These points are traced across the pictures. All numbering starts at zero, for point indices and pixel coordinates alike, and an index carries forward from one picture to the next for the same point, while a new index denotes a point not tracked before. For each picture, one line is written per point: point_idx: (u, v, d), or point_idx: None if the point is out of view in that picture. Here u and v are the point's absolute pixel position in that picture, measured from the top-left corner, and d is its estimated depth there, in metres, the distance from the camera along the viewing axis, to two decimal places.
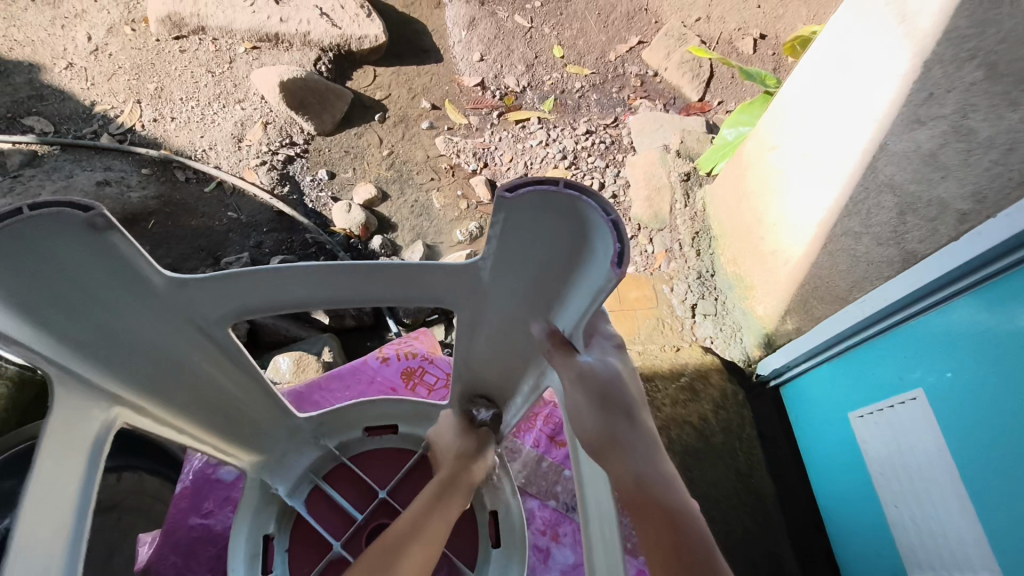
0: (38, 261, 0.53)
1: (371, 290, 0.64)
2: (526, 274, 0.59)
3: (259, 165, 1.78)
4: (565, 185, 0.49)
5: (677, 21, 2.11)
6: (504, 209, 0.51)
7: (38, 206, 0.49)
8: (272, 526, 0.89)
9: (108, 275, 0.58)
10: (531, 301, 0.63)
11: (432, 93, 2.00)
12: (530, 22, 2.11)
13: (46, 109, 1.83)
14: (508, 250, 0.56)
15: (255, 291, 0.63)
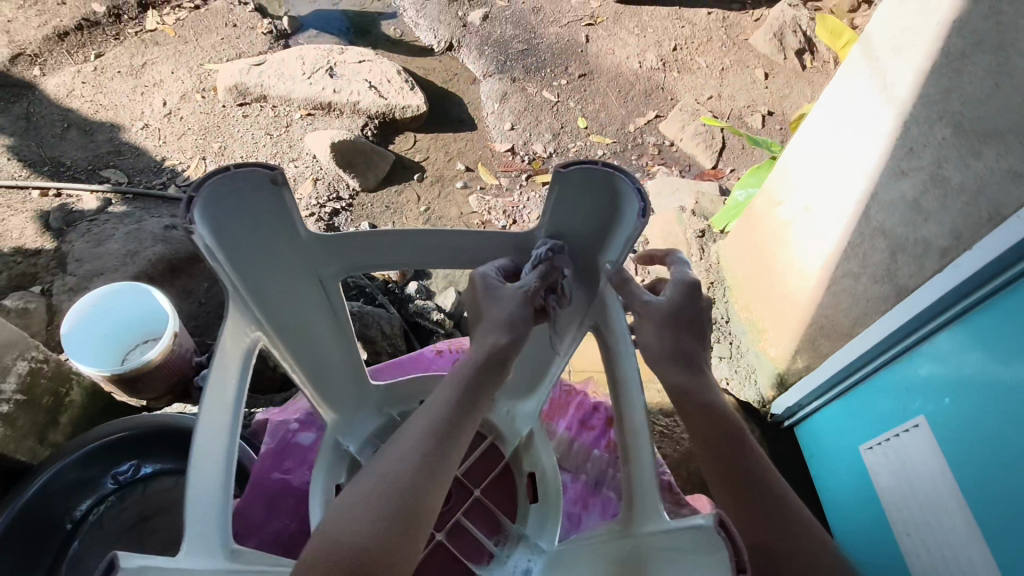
0: (237, 204, 0.75)
1: (457, 255, 0.88)
2: (573, 236, 0.86)
3: (307, 217, 1.93)
4: (604, 164, 0.78)
5: (691, 99, 2.33)
6: (561, 181, 0.79)
7: (239, 167, 0.72)
8: (342, 476, 0.98)
9: (275, 221, 0.79)
10: (575, 261, 0.88)
11: (467, 157, 2.20)
12: (556, 97, 2.34)
13: (122, 163, 2.02)
14: (559, 214, 0.84)
15: (367, 251, 0.86)
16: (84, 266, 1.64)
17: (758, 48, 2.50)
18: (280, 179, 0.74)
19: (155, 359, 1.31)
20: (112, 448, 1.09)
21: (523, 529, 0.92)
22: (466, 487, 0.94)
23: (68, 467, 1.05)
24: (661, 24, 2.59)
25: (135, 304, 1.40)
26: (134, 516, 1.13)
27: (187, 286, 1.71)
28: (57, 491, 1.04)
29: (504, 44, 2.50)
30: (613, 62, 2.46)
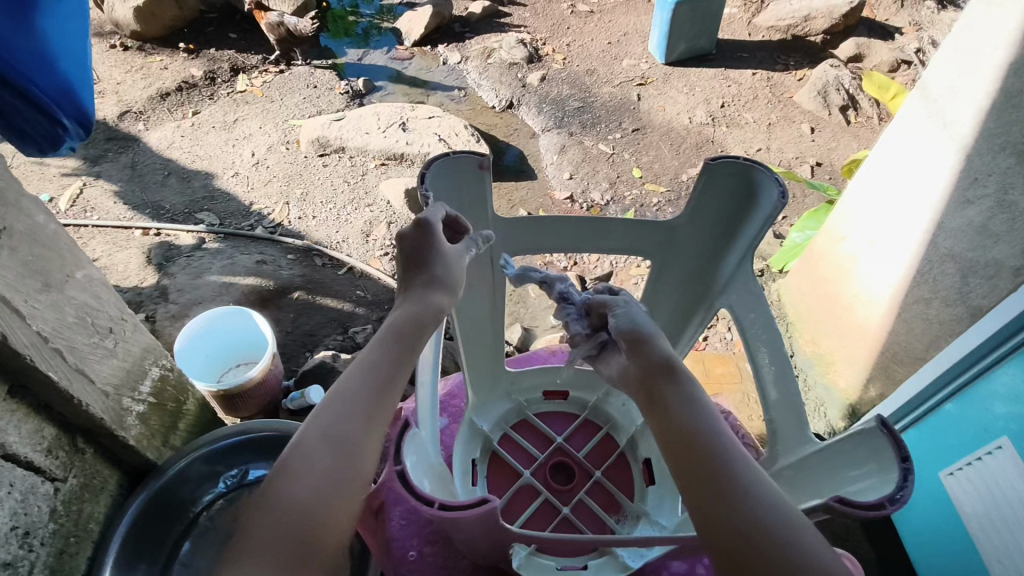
0: (457, 181, 1.03)
1: (608, 241, 1.12)
2: (712, 223, 1.08)
3: (383, 256, 2.05)
4: (744, 159, 0.99)
5: (741, 151, 2.44)
6: (710, 173, 1.02)
7: (459, 153, 1.00)
8: (477, 454, 1.17)
9: (477, 200, 1.06)
10: (712, 247, 1.10)
11: (529, 204, 2.31)
12: (612, 149, 2.49)
13: (215, 208, 2.17)
14: (702, 203, 1.06)
15: (538, 234, 1.11)
16: (184, 295, 1.80)
17: (804, 104, 2.64)
18: (486, 164, 1.02)
19: (255, 377, 1.41)
20: (234, 449, 1.20)
21: (642, 508, 1.08)
22: (587, 469, 1.14)
23: (197, 461, 1.16)
24: (708, 84, 2.76)
25: (237, 329, 1.53)
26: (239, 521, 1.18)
27: (275, 315, 1.83)
28: (182, 483, 1.15)
29: (561, 102, 2.68)
30: (665, 118, 2.62)
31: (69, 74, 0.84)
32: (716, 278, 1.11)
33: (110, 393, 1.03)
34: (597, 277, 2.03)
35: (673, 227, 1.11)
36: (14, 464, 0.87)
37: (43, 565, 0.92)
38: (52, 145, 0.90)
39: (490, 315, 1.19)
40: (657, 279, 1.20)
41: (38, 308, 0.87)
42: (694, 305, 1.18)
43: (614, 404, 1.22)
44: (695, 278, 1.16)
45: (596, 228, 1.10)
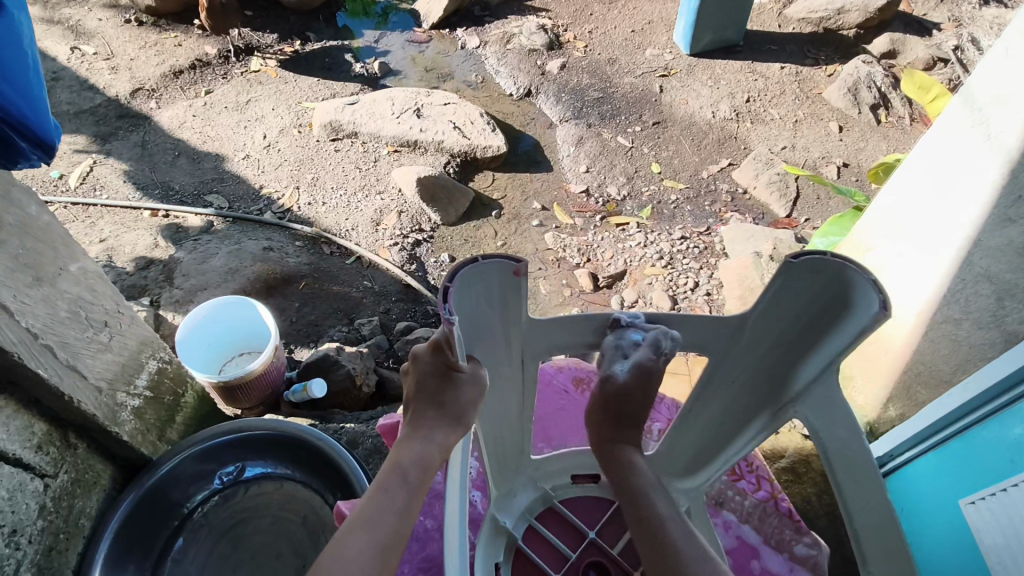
0: (484, 288, 0.79)
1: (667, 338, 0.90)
2: (784, 324, 0.86)
3: (392, 246, 2.01)
4: (833, 255, 0.78)
5: (765, 148, 2.36)
6: (789, 270, 0.80)
7: (489, 256, 0.76)
8: (500, 556, 0.97)
9: (509, 304, 0.83)
10: (783, 350, 0.88)
11: (543, 197, 2.25)
12: (631, 143, 2.42)
13: (224, 190, 2.14)
14: (774, 301, 0.85)
15: (571, 331, 0.89)
16: (189, 281, 1.74)
17: (832, 102, 2.55)
18: (524, 270, 0.77)
19: (256, 370, 1.36)
20: (227, 447, 1.15)
21: None
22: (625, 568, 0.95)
23: (189, 459, 1.11)
24: (734, 77, 2.67)
25: (236, 317, 1.49)
26: (235, 517, 1.17)
27: (280, 304, 1.79)
28: (172, 484, 1.11)
29: (580, 92, 2.61)
30: (687, 111, 2.54)
31: (14, 98, 0.72)
32: (789, 388, 0.90)
33: (104, 389, 1.00)
34: (610, 275, 1.98)
35: (739, 324, 0.89)
36: (1, 461, 0.84)
37: (30, 563, 0.89)
38: (5, 161, 0.76)
39: (516, 415, 0.99)
40: (711, 382, 0.96)
41: (28, 303, 0.85)
42: (752, 414, 0.95)
43: None
44: (757, 386, 0.93)
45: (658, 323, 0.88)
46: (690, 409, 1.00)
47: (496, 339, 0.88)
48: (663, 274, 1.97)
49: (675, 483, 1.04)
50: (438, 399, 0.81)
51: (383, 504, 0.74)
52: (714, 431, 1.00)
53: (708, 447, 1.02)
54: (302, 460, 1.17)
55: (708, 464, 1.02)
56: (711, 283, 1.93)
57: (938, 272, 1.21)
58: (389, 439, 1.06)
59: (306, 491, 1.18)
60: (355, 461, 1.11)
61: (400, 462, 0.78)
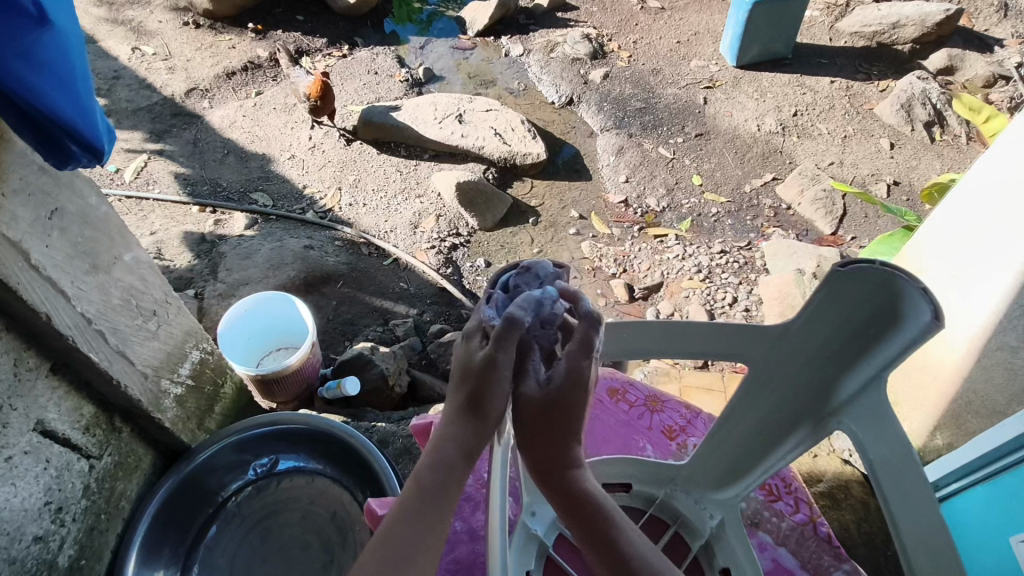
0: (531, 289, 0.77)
1: (701, 348, 0.86)
2: (828, 335, 0.80)
3: (429, 249, 2.04)
4: (880, 264, 0.70)
5: (811, 164, 2.31)
6: (836, 279, 0.74)
7: (531, 261, 0.79)
8: (531, 563, 0.90)
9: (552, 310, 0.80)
10: (826, 363, 0.81)
11: (581, 205, 2.25)
12: (672, 154, 2.39)
13: (269, 189, 2.20)
14: (817, 311, 0.79)
15: (615, 336, 0.88)
16: (232, 275, 1.78)
17: (883, 118, 2.48)
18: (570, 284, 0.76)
19: (292, 365, 1.39)
20: (261, 439, 1.17)
21: None
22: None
23: (227, 448, 1.13)
24: (781, 90, 2.62)
25: (276, 312, 1.52)
26: (268, 508, 1.19)
27: (318, 301, 1.82)
28: (209, 472, 1.13)
29: (623, 102, 2.60)
30: (731, 124, 2.50)
31: (63, 103, 0.71)
32: (832, 400, 0.82)
33: (150, 375, 1.03)
34: (646, 287, 1.96)
35: (782, 333, 0.82)
36: (52, 441, 0.88)
37: (72, 541, 0.92)
38: (57, 163, 0.76)
39: None
40: (750, 393, 0.89)
41: (84, 288, 0.88)
42: (791, 427, 0.88)
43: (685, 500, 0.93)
44: (798, 397, 0.86)
45: (694, 332, 0.85)
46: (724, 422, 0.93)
47: None
48: (701, 288, 1.94)
49: (712, 494, 0.94)
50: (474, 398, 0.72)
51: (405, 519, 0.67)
52: (748, 445, 0.92)
53: (738, 462, 0.94)
54: (330, 455, 1.19)
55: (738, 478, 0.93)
56: (750, 299, 1.90)
57: (994, 294, 1.16)
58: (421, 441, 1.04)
59: (337, 486, 1.20)
60: (387, 461, 1.12)
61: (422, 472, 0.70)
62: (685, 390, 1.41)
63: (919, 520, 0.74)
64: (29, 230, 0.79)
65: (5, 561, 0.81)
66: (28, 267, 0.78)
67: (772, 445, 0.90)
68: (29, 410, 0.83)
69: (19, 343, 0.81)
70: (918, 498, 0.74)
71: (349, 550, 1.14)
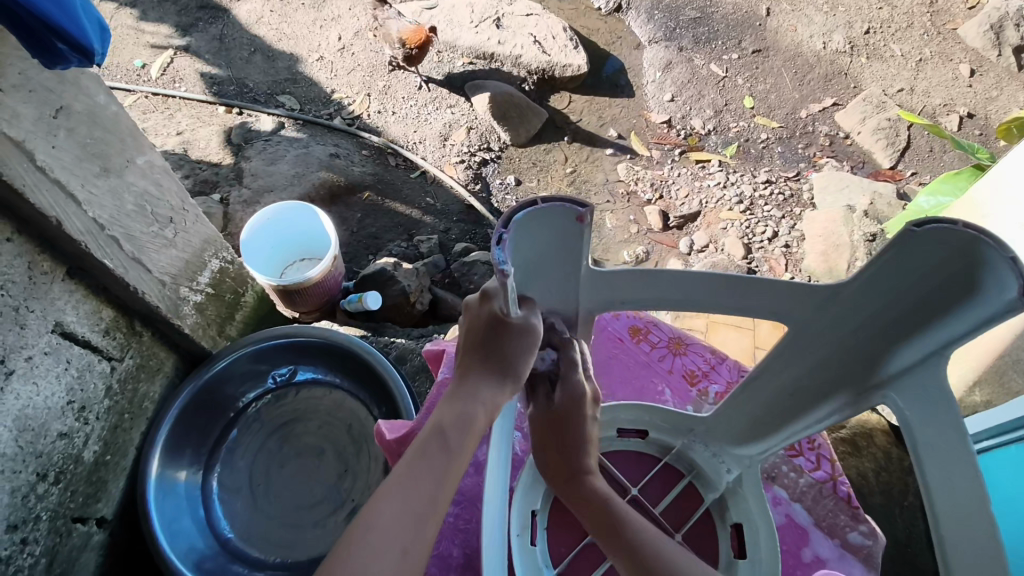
0: (542, 234, 0.55)
1: (736, 306, 0.65)
2: (888, 302, 0.57)
3: (458, 163, 1.96)
4: (965, 225, 0.48)
5: (877, 89, 2.11)
6: (904, 242, 0.52)
7: (550, 197, 0.52)
8: (538, 503, 0.79)
9: (569, 253, 0.58)
10: (877, 331, 0.60)
11: (620, 124, 2.12)
12: (725, 72, 2.20)
13: (296, 92, 2.11)
14: (884, 272, 0.55)
15: (645, 283, 0.64)
16: (257, 181, 1.74)
17: (967, 40, 2.23)
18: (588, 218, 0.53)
19: (315, 278, 1.36)
20: (278, 350, 1.17)
21: None
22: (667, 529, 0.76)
23: (243, 358, 1.13)
24: (855, 3, 2.36)
25: (300, 222, 1.49)
26: (287, 416, 1.22)
27: (342, 213, 1.79)
28: (226, 380, 1.14)
29: (676, 10, 2.37)
30: (793, 40, 2.28)
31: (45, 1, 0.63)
32: (878, 372, 0.62)
33: (167, 282, 1.02)
34: (683, 215, 1.88)
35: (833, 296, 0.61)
36: (72, 343, 0.88)
37: (97, 437, 0.95)
38: (50, 66, 0.70)
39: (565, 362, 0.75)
40: (783, 354, 0.69)
41: (96, 192, 0.86)
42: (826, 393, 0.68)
43: (704, 453, 0.80)
44: (835, 363, 0.65)
45: (739, 287, 0.62)
46: (752, 380, 0.74)
47: (549, 290, 0.63)
48: (740, 219, 1.84)
49: (733, 449, 0.79)
50: (496, 360, 0.61)
51: (424, 467, 0.58)
52: (777, 406, 0.74)
53: (761, 424, 0.76)
54: (344, 369, 1.20)
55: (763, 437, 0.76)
56: (792, 234, 1.80)
57: None
58: (433, 366, 1.01)
59: (352, 399, 1.21)
60: (402, 378, 1.12)
61: (441, 423, 0.60)
62: (712, 326, 1.36)
63: (965, 521, 0.54)
64: (33, 129, 0.75)
65: (32, 454, 0.84)
66: (33, 169, 0.75)
67: (811, 415, 0.71)
68: (46, 311, 0.83)
69: (33, 246, 0.80)
70: (967, 504, 0.54)
71: (364, 460, 1.18)
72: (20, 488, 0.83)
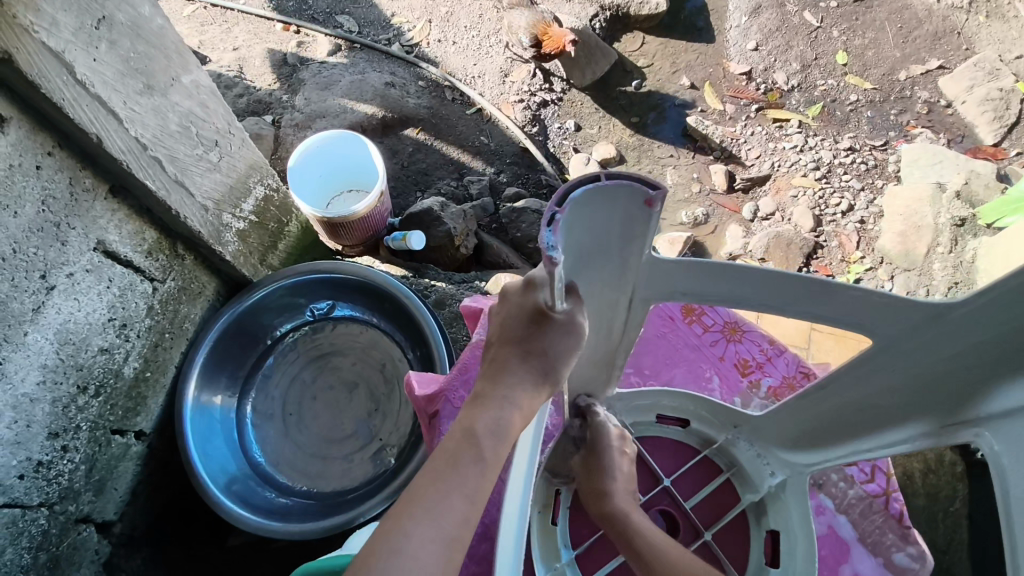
0: (604, 219, 0.49)
1: (820, 308, 0.57)
2: (999, 330, 0.49)
3: (516, 102, 1.86)
4: None
5: (994, 53, 1.87)
6: None
7: (618, 173, 0.45)
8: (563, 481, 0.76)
9: (629, 240, 0.52)
10: (983, 363, 0.51)
11: (695, 72, 1.95)
12: (819, 21, 1.99)
13: (355, 12, 2.01)
14: (1010, 296, 0.47)
15: (712, 279, 0.58)
16: (310, 106, 1.70)
17: None
18: (659, 203, 0.47)
19: (360, 212, 1.32)
20: (316, 285, 1.15)
21: None
22: (695, 527, 0.74)
23: (280, 290, 1.13)
24: None
25: (349, 152, 1.45)
26: (322, 350, 1.22)
27: (393, 146, 1.74)
28: (263, 310, 1.14)
29: None
30: None
31: None
32: (972, 408, 0.52)
33: (211, 208, 1.01)
34: (751, 178, 1.75)
35: (940, 315, 0.52)
36: (114, 262, 0.88)
37: (137, 355, 0.97)
38: None
39: (613, 354, 0.68)
40: (864, 367, 0.61)
41: (138, 111, 0.83)
42: (904, 420, 0.60)
43: (747, 452, 0.75)
44: (925, 389, 0.57)
45: (815, 291, 0.56)
46: (823, 390, 0.66)
47: (603, 284, 0.57)
48: (814, 188, 1.71)
49: (781, 458, 0.73)
50: (534, 358, 0.57)
51: (451, 484, 0.54)
52: (847, 424, 0.66)
53: (826, 440, 0.69)
54: (380, 310, 1.17)
55: (820, 456, 0.69)
56: (869, 210, 1.66)
57: None
58: (470, 322, 0.98)
59: (387, 343, 1.20)
60: (437, 326, 1.08)
61: (473, 430, 0.56)
62: None
63: None
64: (73, 39, 0.72)
65: (73, 367, 0.86)
66: (73, 83, 0.73)
67: (878, 444, 0.62)
68: (88, 229, 0.83)
69: (74, 161, 0.79)
70: None
71: (395, 402, 1.17)
72: (61, 399, 0.85)
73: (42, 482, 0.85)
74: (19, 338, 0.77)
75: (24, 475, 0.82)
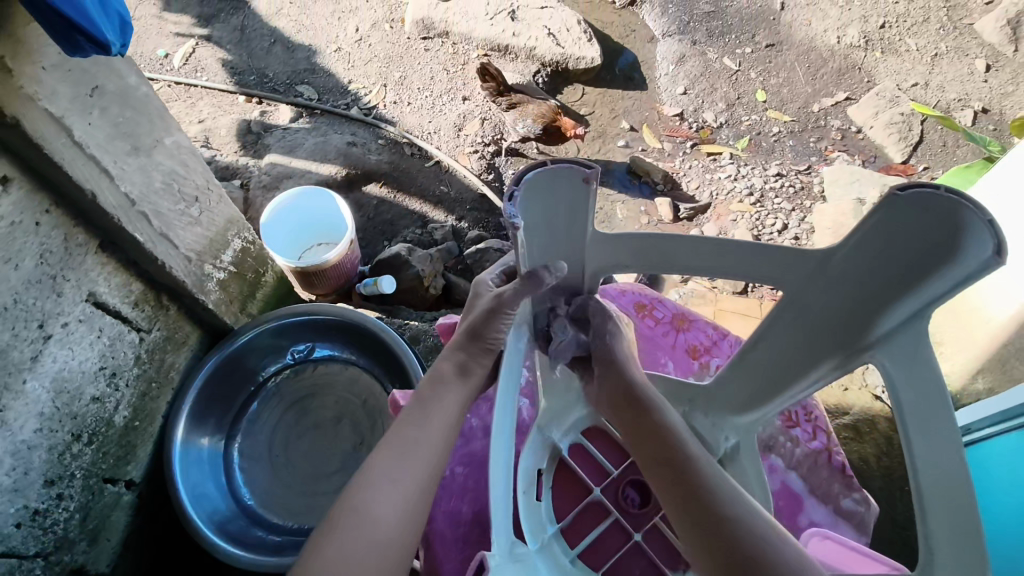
0: (556, 193, 0.64)
1: (738, 269, 0.73)
2: (872, 268, 0.66)
3: (472, 153, 1.99)
4: (948, 190, 0.57)
5: (891, 84, 2.11)
6: (890, 207, 0.62)
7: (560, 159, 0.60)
8: (543, 464, 0.90)
9: (578, 212, 0.67)
10: (864, 296, 0.69)
11: (633, 116, 2.13)
12: (738, 66, 2.21)
13: (315, 81, 2.15)
14: (874, 236, 0.64)
15: (650, 251, 0.73)
16: (277, 169, 1.80)
17: (984, 36, 2.21)
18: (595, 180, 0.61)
19: (331, 261, 1.40)
20: (300, 327, 1.21)
21: None
22: None
23: (266, 332, 1.17)
24: None
25: (317, 205, 1.53)
26: (306, 389, 1.27)
27: (359, 200, 1.84)
28: (249, 352, 1.18)
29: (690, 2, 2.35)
30: (808, 34, 2.27)
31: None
32: (866, 334, 0.70)
33: (193, 258, 1.07)
34: (695, 207, 1.89)
35: (825, 261, 0.70)
36: (104, 312, 0.93)
37: (127, 403, 1.00)
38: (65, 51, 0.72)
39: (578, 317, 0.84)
40: (782, 318, 0.77)
41: (126, 169, 0.90)
42: (817, 357, 0.76)
43: (704, 421, 0.87)
44: (828, 327, 0.74)
45: (732, 254, 0.72)
46: (754, 344, 0.81)
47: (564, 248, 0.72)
48: (750, 212, 1.87)
49: (730, 413, 0.87)
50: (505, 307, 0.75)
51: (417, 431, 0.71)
52: (776, 370, 0.81)
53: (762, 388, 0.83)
54: (357, 343, 1.23)
55: (758, 399, 0.84)
56: (801, 227, 1.82)
57: None
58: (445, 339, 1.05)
59: (365, 374, 1.26)
60: (415, 355, 1.15)
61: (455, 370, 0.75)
62: (718, 313, 1.38)
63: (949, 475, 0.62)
64: (70, 106, 0.80)
65: (68, 415, 0.90)
66: (70, 145, 0.80)
67: (801, 378, 0.79)
68: (80, 282, 0.88)
69: (67, 219, 0.85)
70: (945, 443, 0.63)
71: (379, 431, 1.22)
72: (56, 446, 0.88)
73: (38, 530, 0.87)
74: (18, 387, 0.81)
75: (20, 524, 0.85)
